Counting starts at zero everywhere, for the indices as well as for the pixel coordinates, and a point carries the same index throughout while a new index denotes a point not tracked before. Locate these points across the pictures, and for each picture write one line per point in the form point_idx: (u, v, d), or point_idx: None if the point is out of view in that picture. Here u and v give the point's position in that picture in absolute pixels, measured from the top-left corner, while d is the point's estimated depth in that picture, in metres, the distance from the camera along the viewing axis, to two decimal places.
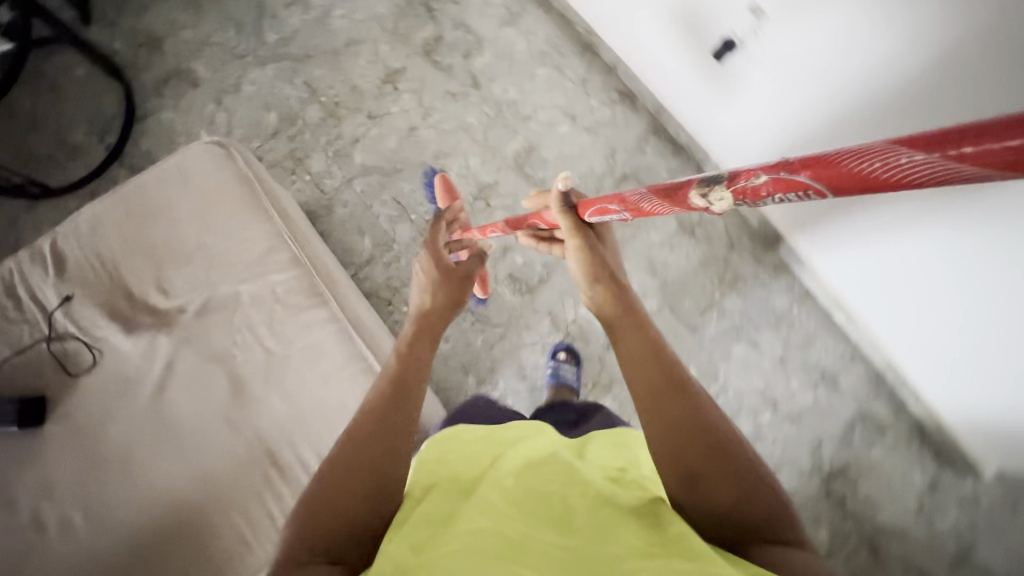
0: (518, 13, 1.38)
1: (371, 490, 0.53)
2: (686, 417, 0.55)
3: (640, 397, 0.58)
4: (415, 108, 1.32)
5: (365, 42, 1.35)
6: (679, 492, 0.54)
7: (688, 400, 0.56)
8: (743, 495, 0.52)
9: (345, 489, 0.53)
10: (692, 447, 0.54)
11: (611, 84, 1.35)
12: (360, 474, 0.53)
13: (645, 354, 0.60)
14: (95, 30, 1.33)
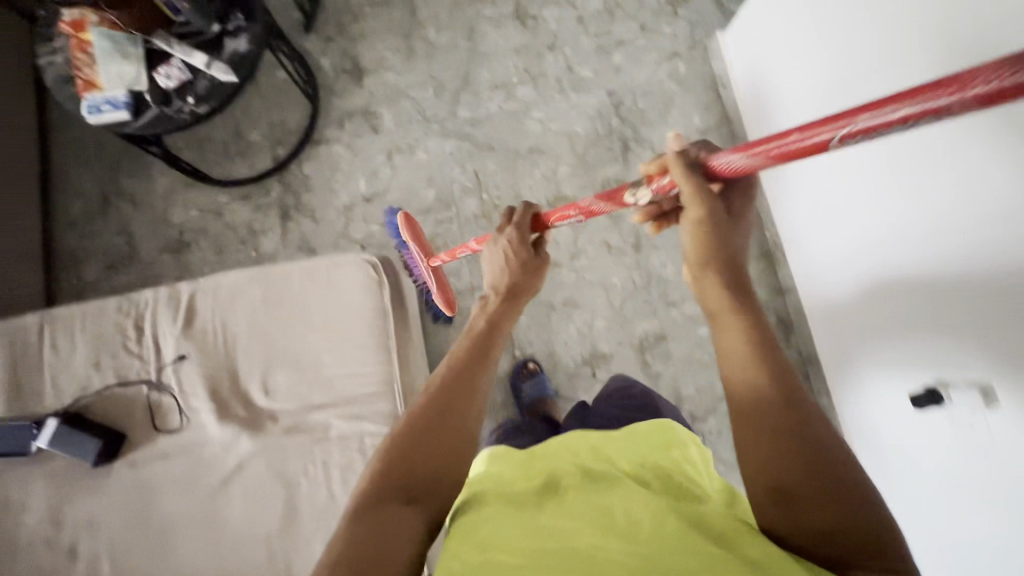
0: None
1: (430, 464, 0.57)
2: (778, 431, 0.49)
3: (736, 427, 0.52)
4: (566, 244, 1.26)
5: (548, 156, 1.30)
6: (775, 514, 0.48)
7: (783, 408, 0.50)
8: (837, 510, 0.46)
9: (412, 461, 0.57)
10: (784, 463, 0.48)
11: (772, 305, 1.25)
12: (424, 451, 0.57)
13: (745, 361, 0.53)
14: (311, 39, 1.34)
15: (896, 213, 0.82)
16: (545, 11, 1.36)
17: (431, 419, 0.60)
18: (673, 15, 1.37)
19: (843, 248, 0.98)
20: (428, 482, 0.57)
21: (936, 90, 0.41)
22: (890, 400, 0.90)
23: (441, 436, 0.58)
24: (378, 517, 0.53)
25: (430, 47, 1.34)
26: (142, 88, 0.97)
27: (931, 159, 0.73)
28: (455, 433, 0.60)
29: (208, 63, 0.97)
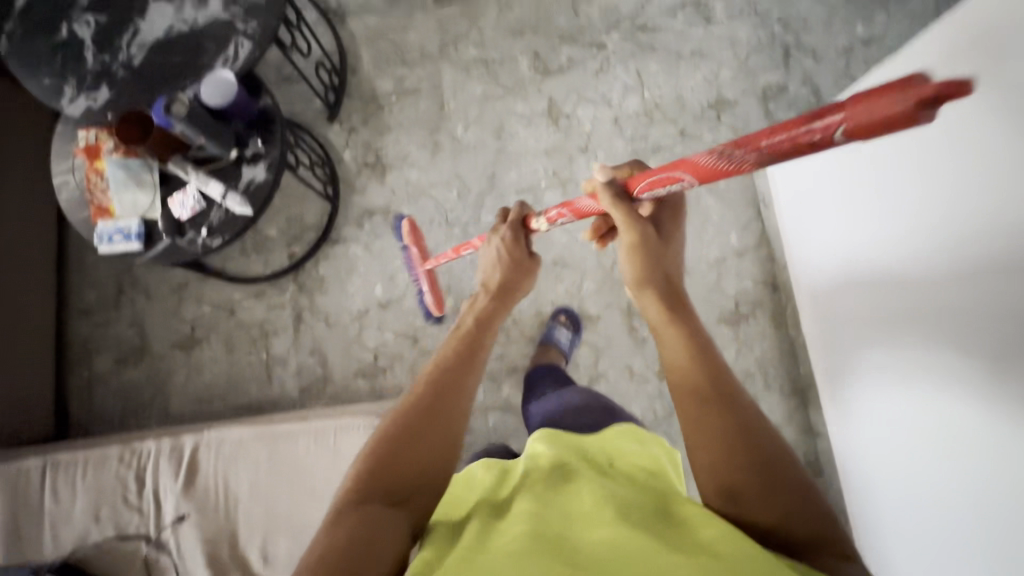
0: (744, 315, 1.22)
1: (414, 475, 0.59)
2: (718, 418, 0.58)
3: (688, 434, 0.60)
4: (586, 366, 1.21)
5: (573, 269, 1.24)
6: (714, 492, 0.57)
7: (719, 402, 0.60)
8: (776, 497, 0.54)
9: (395, 471, 0.58)
10: (723, 452, 0.57)
11: (801, 446, 1.18)
12: (406, 461, 0.59)
13: (682, 366, 0.63)
14: (335, 129, 1.30)
15: (896, 268, 0.78)
16: (580, 110, 1.30)
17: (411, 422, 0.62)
18: (715, 121, 1.29)
19: (849, 294, 0.93)
20: (411, 486, 0.58)
21: (799, 123, 0.42)
22: (880, 395, 0.86)
23: (426, 445, 0.60)
24: (363, 524, 0.53)
25: (457, 144, 1.29)
26: (155, 216, 0.94)
27: (929, 212, 0.70)
28: (437, 440, 0.61)
29: (223, 195, 0.93)
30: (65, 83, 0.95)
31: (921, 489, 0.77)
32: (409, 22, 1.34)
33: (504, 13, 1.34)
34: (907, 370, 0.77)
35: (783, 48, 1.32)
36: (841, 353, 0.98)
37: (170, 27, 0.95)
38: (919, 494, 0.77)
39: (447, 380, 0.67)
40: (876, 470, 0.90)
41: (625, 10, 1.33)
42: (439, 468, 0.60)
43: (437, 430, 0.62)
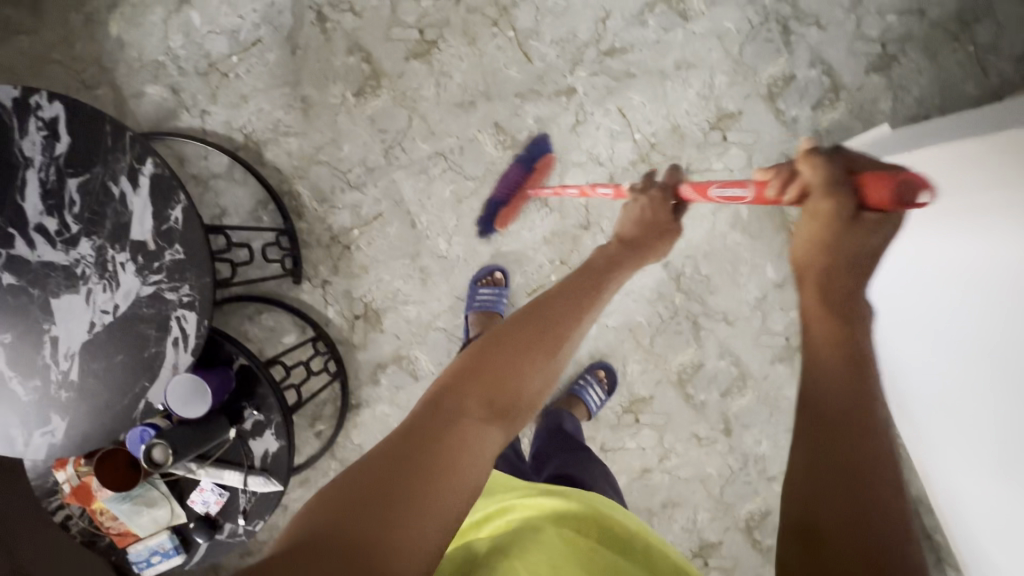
0: (798, 347, 1.16)
1: (510, 392, 0.62)
2: (848, 379, 0.53)
3: (816, 372, 0.55)
4: (653, 447, 1.18)
5: (612, 357, 1.16)
6: (785, 499, 0.51)
7: (851, 355, 0.55)
8: (849, 491, 0.48)
9: (487, 377, 0.62)
10: (823, 404, 0.52)
11: None
12: (506, 382, 0.62)
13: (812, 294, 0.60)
14: (306, 288, 1.13)
15: (956, 304, 0.84)
16: (568, 180, 1.12)
17: (520, 345, 0.65)
18: (722, 143, 1.11)
19: (893, 302, 0.97)
20: (506, 413, 0.61)
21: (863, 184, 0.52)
22: (930, 345, 0.92)
23: (526, 367, 0.64)
24: (441, 423, 0.56)
25: (446, 261, 1.13)
26: (183, 518, 0.85)
27: (943, 277, 0.85)
28: (537, 371, 0.65)
29: (243, 481, 0.84)
30: (9, 425, 0.79)
31: (973, 403, 0.86)
32: (337, 131, 1.10)
33: (444, 86, 1.09)
34: (958, 312, 0.84)
35: (781, 25, 1.09)
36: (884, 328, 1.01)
37: (92, 323, 0.77)
38: (965, 405, 0.88)
39: (554, 319, 0.69)
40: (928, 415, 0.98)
41: (585, 35, 1.08)
42: (531, 394, 0.64)
43: (530, 367, 0.64)
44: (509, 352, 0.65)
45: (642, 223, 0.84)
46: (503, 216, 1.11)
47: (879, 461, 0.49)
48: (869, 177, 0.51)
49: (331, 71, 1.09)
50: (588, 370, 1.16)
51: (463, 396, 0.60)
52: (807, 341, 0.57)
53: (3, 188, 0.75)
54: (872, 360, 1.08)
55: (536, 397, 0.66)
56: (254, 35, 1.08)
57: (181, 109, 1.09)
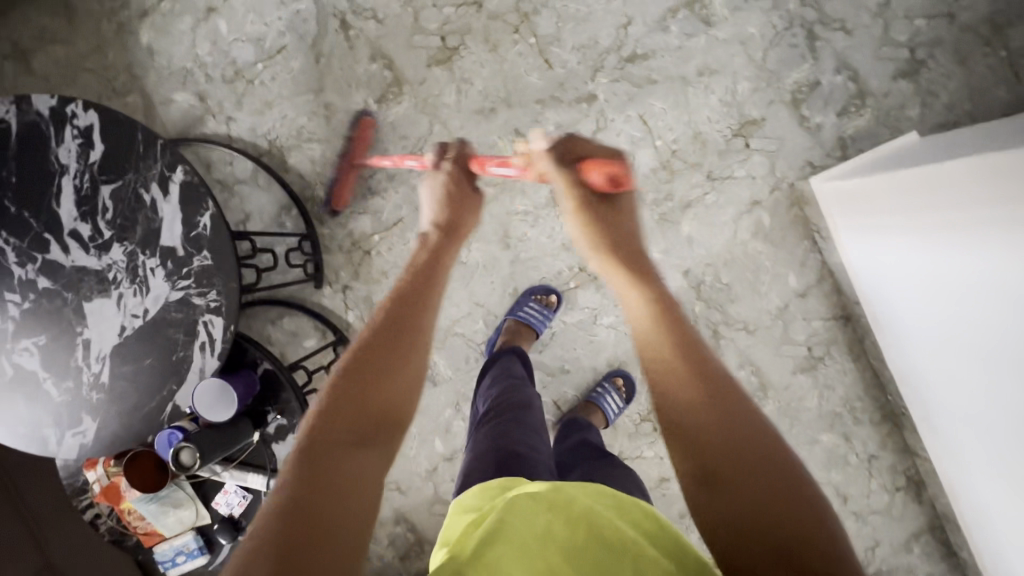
0: (820, 357, 1.14)
1: (382, 409, 0.56)
2: (705, 415, 0.53)
3: (697, 408, 0.53)
4: None
5: (631, 365, 1.15)
6: (702, 500, 0.50)
7: (703, 378, 0.55)
8: (757, 487, 0.48)
9: (357, 404, 0.55)
10: (707, 432, 0.52)
11: (901, 467, 1.17)
12: (374, 398, 0.56)
13: (658, 331, 0.59)
14: (327, 292, 1.14)
15: (977, 321, 0.82)
16: None
17: (377, 364, 0.58)
18: (744, 150, 1.10)
19: (918, 315, 0.95)
20: (380, 432, 0.55)
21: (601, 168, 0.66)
22: (957, 360, 0.90)
23: (389, 383, 0.58)
24: (319, 458, 0.51)
25: (465, 267, 1.13)
26: (207, 520, 0.87)
27: (961, 293, 0.83)
28: (403, 374, 0.59)
29: (266, 484, 0.85)
30: (42, 425, 0.81)
31: (1002, 421, 0.84)
32: (359, 138, 1.11)
33: (465, 92, 1.10)
34: (981, 329, 0.82)
35: (806, 30, 1.07)
36: (914, 341, 0.99)
37: (123, 326, 0.79)
38: (995, 422, 0.86)
39: (405, 325, 0.62)
40: (964, 428, 0.95)
41: (606, 42, 1.08)
42: (405, 401, 0.58)
43: (397, 372, 0.58)
44: (377, 364, 0.59)
45: (447, 198, 0.78)
46: (338, 194, 1.11)
47: (781, 462, 0.50)
48: (587, 164, 0.66)
49: (354, 78, 1.10)
50: (605, 378, 1.15)
51: (332, 423, 0.53)
52: (665, 414, 0.55)
53: (40, 195, 0.77)
54: (905, 373, 1.06)
55: (408, 403, 0.59)
56: (279, 43, 1.10)
57: (207, 116, 1.11)
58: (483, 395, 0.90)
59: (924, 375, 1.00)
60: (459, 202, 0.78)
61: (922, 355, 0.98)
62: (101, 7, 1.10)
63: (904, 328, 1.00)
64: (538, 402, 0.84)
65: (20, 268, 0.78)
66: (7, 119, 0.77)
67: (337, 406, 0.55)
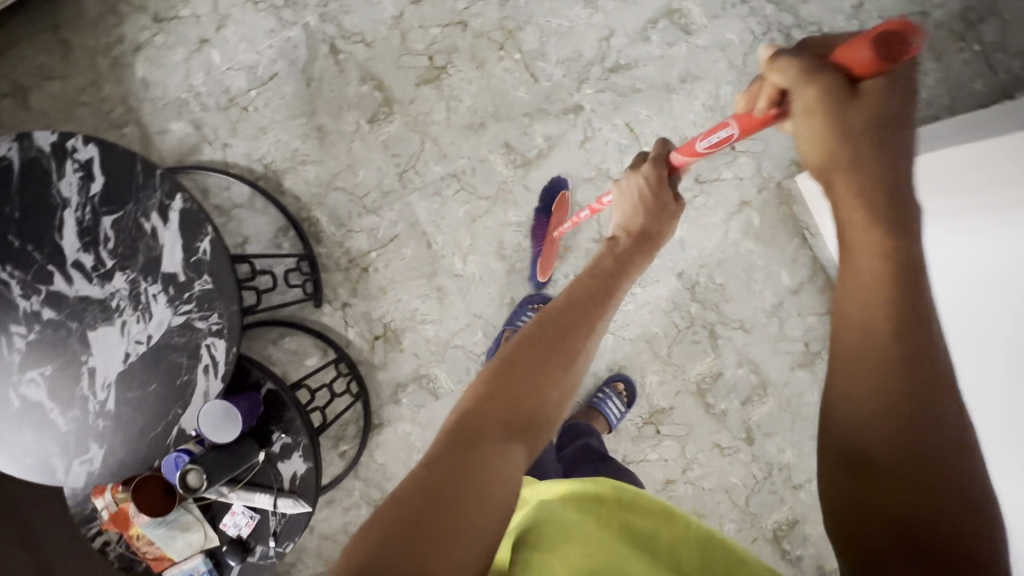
0: (817, 353, 1.16)
1: (529, 404, 0.53)
2: (900, 363, 0.42)
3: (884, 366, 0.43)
4: (676, 459, 1.18)
5: (631, 369, 1.16)
6: (841, 482, 0.44)
7: (919, 312, 0.43)
8: (940, 499, 0.39)
9: (505, 399, 0.53)
10: (879, 393, 0.42)
11: None
12: (521, 392, 0.53)
13: (876, 259, 0.45)
14: (327, 311, 1.16)
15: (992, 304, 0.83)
16: (579, 196, 1.13)
17: (533, 360, 0.55)
18: (730, 153, 1.12)
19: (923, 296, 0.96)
20: (525, 427, 0.53)
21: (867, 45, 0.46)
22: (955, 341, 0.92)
23: (545, 380, 0.55)
24: (471, 448, 0.48)
25: (462, 279, 1.15)
26: (215, 542, 0.87)
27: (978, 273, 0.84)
28: (563, 367, 0.56)
29: (274, 502, 0.86)
30: (50, 454, 0.82)
31: None
32: (352, 158, 1.13)
33: (454, 109, 1.12)
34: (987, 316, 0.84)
35: (783, 33, 1.10)
36: None
37: (127, 353, 0.80)
38: None
39: (561, 336, 0.57)
40: None
41: (590, 54, 1.11)
42: (555, 402, 0.55)
43: (556, 371, 0.55)
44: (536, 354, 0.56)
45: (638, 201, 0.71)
46: (543, 266, 1.11)
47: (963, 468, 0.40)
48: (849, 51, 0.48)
49: (345, 100, 1.13)
50: (606, 383, 1.16)
51: (487, 421, 0.51)
52: (836, 333, 0.46)
53: (43, 228, 0.79)
54: None
55: (554, 409, 0.56)
56: (271, 69, 1.13)
57: (203, 143, 1.13)
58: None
59: None
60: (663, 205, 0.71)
61: None
62: (96, 42, 1.13)
63: None
64: None
65: (25, 300, 0.80)
66: (10, 156, 0.79)
67: (497, 375, 0.55)
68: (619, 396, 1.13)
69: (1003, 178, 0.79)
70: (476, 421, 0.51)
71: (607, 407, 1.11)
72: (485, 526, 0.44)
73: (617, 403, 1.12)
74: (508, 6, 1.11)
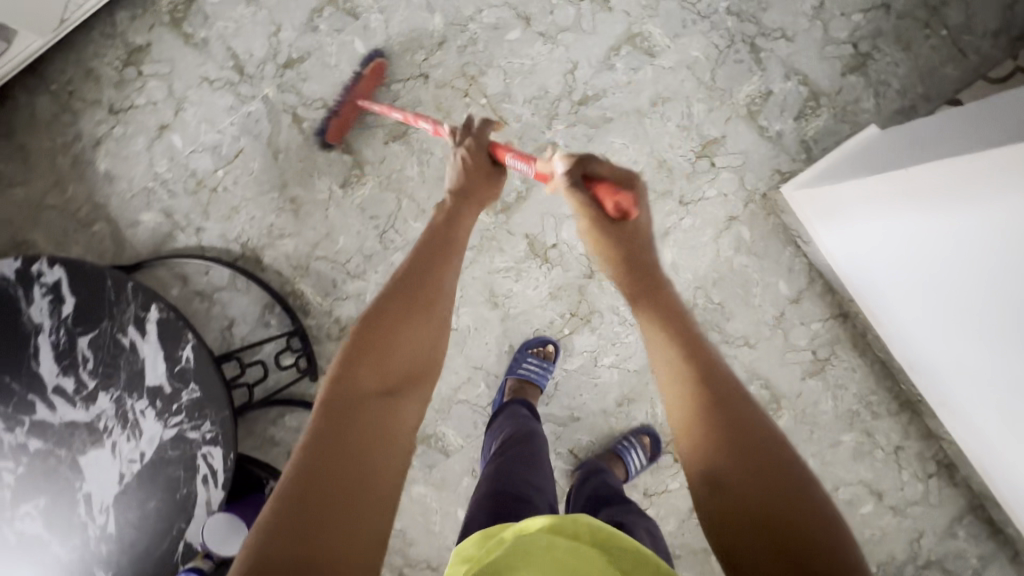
0: (825, 359, 1.13)
1: (411, 361, 0.57)
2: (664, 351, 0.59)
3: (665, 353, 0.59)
4: None
5: (641, 400, 1.14)
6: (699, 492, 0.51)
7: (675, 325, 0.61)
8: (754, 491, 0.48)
9: (374, 351, 0.56)
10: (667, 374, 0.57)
11: (929, 453, 1.16)
12: (398, 349, 0.57)
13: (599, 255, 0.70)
14: (324, 383, 1.13)
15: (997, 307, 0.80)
16: (565, 233, 1.11)
17: (399, 305, 0.59)
18: (711, 170, 1.10)
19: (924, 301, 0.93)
20: (408, 382, 0.56)
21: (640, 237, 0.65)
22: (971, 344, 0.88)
23: (404, 327, 0.58)
24: (352, 415, 0.50)
25: (457, 333, 1.13)
26: None
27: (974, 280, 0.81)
28: (426, 322, 0.60)
29: None
30: None
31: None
32: (330, 226, 1.11)
33: (427, 163, 1.10)
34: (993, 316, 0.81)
35: (748, 44, 1.08)
36: (922, 327, 0.97)
37: (121, 474, 0.77)
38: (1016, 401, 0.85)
39: (425, 278, 0.62)
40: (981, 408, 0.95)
41: (556, 89, 1.09)
42: (432, 350, 0.59)
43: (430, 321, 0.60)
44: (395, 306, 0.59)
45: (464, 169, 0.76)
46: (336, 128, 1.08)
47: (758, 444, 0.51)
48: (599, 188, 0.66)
49: (315, 167, 1.10)
50: (629, 434, 1.13)
51: (358, 377, 0.53)
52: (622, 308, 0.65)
53: (18, 358, 0.76)
54: (915, 361, 1.04)
55: (433, 353, 0.59)
56: (236, 147, 1.10)
57: (176, 231, 1.11)
58: (490, 447, 0.90)
59: (937, 363, 0.99)
60: (491, 173, 0.77)
61: (930, 340, 0.97)
62: (54, 143, 1.11)
63: (911, 316, 0.98)
64: (545, 443, 0.85)
65: (10, 434, 0.77)
66: None
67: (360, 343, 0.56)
68: (640, 447, 1.10)
69: (989, 173, 0.72)
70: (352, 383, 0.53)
71: (629, 458, 1.08)
72: (376, 492, 0.46)
73: (638, 454, 1.09)
74: (467, 52, 1.09)
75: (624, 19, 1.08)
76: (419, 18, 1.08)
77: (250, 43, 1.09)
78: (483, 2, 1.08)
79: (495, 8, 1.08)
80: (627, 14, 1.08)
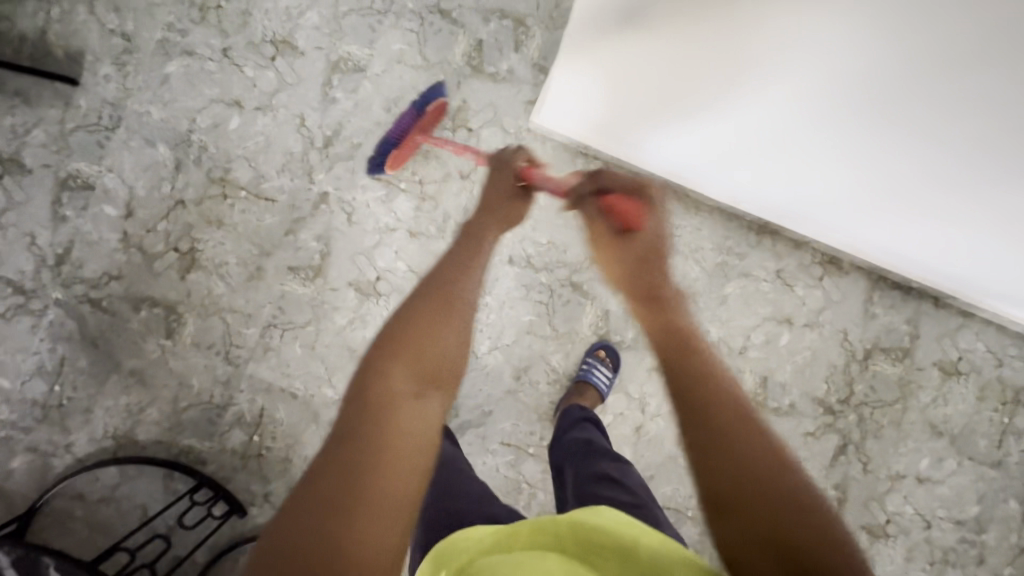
0: (669, 234, 1.15)
1: (436, 364, 0.58)
2: (451, 313, 0.62)
3: (456, 300, 0.64)
4: (629, 406, 1.16)
5: (535, 364, 1.15)
6: (718, 521, 0.55)
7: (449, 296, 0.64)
8: (769, 482, 0.54)
9: (407, 353, 0.58)
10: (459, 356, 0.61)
11: (809, 259, 1.18)
12: (428, 352, 0.59)
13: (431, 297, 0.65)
14: (255, 512, 1.13)
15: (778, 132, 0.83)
16: (382, 262, 1.12)
17: (427, 306, 0.62)
18: (471, 135, 1.11)
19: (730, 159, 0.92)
20: (439, 381, 0.58)
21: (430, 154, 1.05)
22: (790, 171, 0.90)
23: (436, 334, 0.60)
24: (376, 422, 0.52)
25: None
26: None
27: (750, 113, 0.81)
28: (449, 330, 0.61)
29: None
30: None
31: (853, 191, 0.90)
32: (178, 375, 1.12)
33: (227, 273, 1.11)
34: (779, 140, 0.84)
35: (438, 13, 1.11)
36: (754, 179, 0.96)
37: None
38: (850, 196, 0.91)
39: (442, 290, 0.65)
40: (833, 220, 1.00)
41: (299, 146, 1.11)
42: (455, 356, 0.61)
43: (444, 338, 0.60)
44: (432, 313, 0.61)
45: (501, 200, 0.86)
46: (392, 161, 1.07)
47: (750, 442, 0.57)
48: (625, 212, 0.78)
49: (136, 334, 1.11)
50: (588, 354, 1.14)
51: (391, 387, 0.54)
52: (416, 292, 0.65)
53: None
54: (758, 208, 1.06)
55: (456, 364, 0.61)
56: (57, 357, 1.11)
57: (48, 460, 1.11)
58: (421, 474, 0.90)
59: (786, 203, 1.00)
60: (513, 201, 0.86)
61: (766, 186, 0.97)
62: None
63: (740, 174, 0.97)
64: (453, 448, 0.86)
65: None
66: None
67: (384, 344, 0.58)
68: (599, 356, 1.13)
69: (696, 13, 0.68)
70: (388, 381, 0.55)
71: (596, 378, 1.10)
72: (388, 494, 0.48)
73: (602, 368, 1.11)
74: (204, 160, 1.10)
75: (321, 54, 1.10)
76: (146, 155, 1.10)
77: (13, 262, 1.10)
78: (192, 110, 1.10)
79: (205, 109, 1.10)
80: (320, 48, 1.10)
